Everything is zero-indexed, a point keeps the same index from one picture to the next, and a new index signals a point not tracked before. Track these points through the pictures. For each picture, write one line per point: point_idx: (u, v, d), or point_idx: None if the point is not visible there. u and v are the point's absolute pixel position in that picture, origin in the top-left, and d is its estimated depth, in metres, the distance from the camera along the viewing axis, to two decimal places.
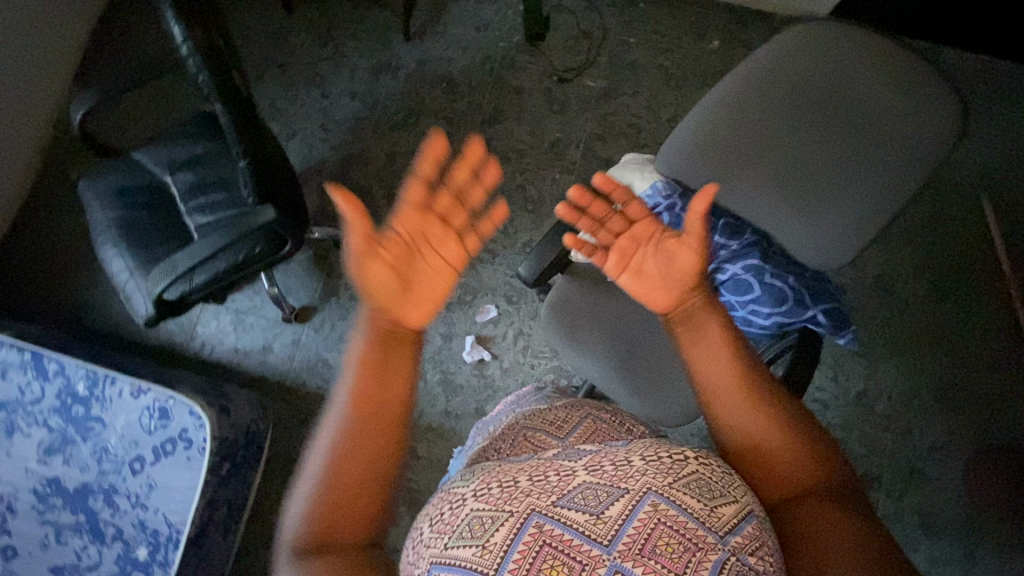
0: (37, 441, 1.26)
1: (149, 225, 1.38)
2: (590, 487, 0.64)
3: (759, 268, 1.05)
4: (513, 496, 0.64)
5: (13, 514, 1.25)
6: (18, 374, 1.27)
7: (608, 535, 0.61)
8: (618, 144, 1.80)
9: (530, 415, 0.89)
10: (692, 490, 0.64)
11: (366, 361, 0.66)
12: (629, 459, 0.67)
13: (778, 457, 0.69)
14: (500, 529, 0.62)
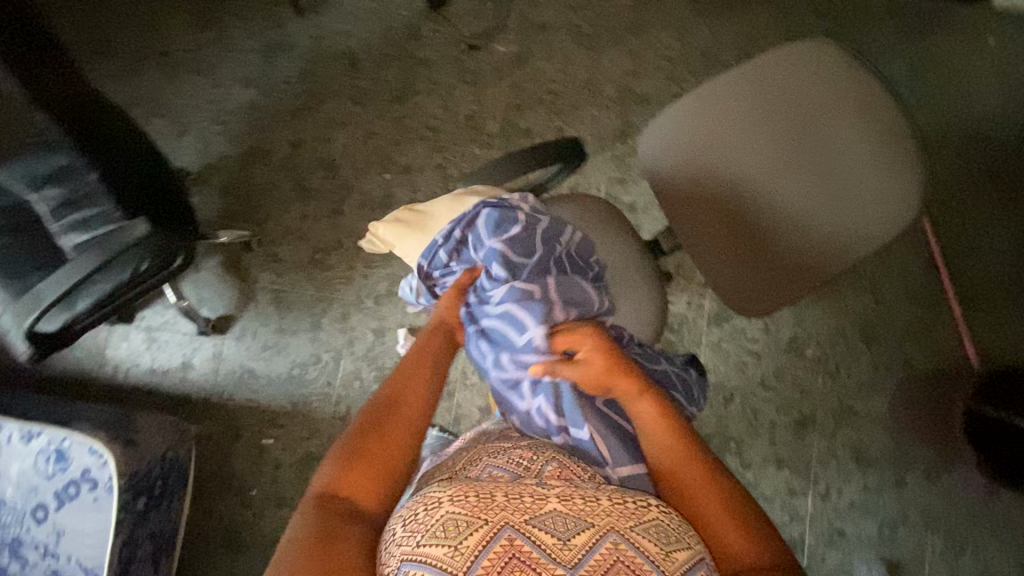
0: None
1: (17, 249, 1.24)
2: (559, 514, 0.72)
3: (534, 344, 0.92)
4: (490, 508, 0.72)
5: None
6: None
7: (573, 560, 0.68)
8: (536, 111, 1.72)
9: (503, 449, 0.89)
10: (650, 534, 0.72)
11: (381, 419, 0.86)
12: (597, 497, 0.76)
13: (712, 521, 0.78)
14: (474, 534, 0.69)
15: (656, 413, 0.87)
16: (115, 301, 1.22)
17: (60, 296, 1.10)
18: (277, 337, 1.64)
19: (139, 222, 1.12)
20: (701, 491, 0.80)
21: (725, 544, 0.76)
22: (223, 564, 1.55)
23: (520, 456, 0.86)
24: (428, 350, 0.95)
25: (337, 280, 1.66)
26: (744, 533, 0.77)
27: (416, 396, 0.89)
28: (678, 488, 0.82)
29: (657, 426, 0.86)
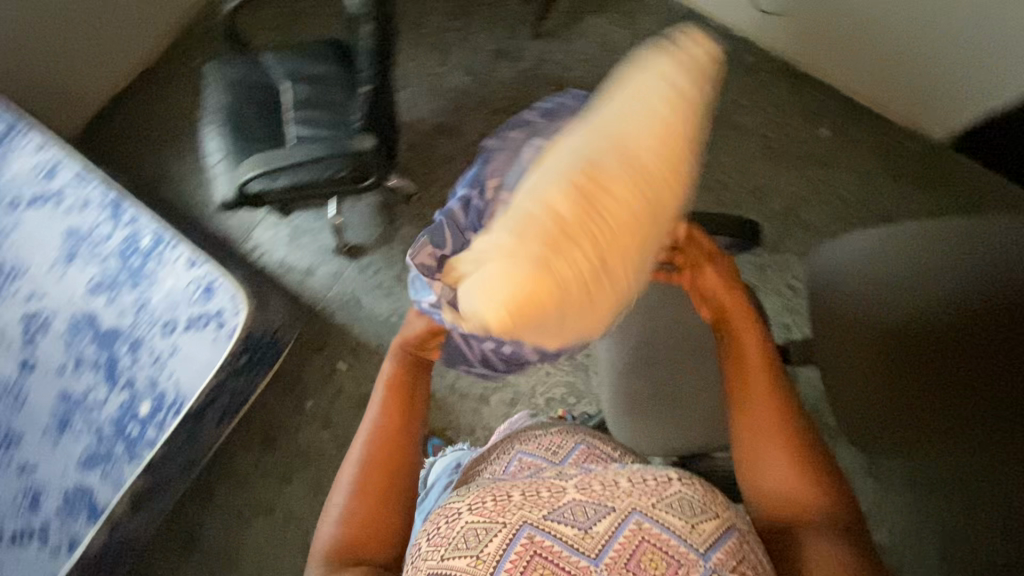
0: (89, 277, 1.33)
1: (255, 119, 1.48)
2: (580, 504, 0.81)
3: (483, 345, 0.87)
4: (508, 510, 0.81)
5: (46, 333, 1.31)
6: (96, 212, 1.38)
7: (596, 549, 0.76)
8: (700, 194, 1.81)
9: (526, 438, 1.05)
10: (674, 510, 0.80)
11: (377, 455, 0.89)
12: (617, 483, 0.84)
13: (777, 478, 0.84)
14: (492, 541, 0.78)
15: (756, 356, 0.88)
16: (307, 190, 1.41)
17: (280, 167, 1.31)
18: (392, 282, 1.78)
19: (363, 135, 1.29)
20: (776, 448, 0.84)
21: (796, 502, 0.82)
22: (255, 453, 1.66)
23: (545, 443, 1.03)
24: (395, 385, 0.93)
25: None
26: (816, 497, 0.82)
27: (392, 427, 0.90)
28: (751, 438, 0.86)
29: (749, 372, 0.88)
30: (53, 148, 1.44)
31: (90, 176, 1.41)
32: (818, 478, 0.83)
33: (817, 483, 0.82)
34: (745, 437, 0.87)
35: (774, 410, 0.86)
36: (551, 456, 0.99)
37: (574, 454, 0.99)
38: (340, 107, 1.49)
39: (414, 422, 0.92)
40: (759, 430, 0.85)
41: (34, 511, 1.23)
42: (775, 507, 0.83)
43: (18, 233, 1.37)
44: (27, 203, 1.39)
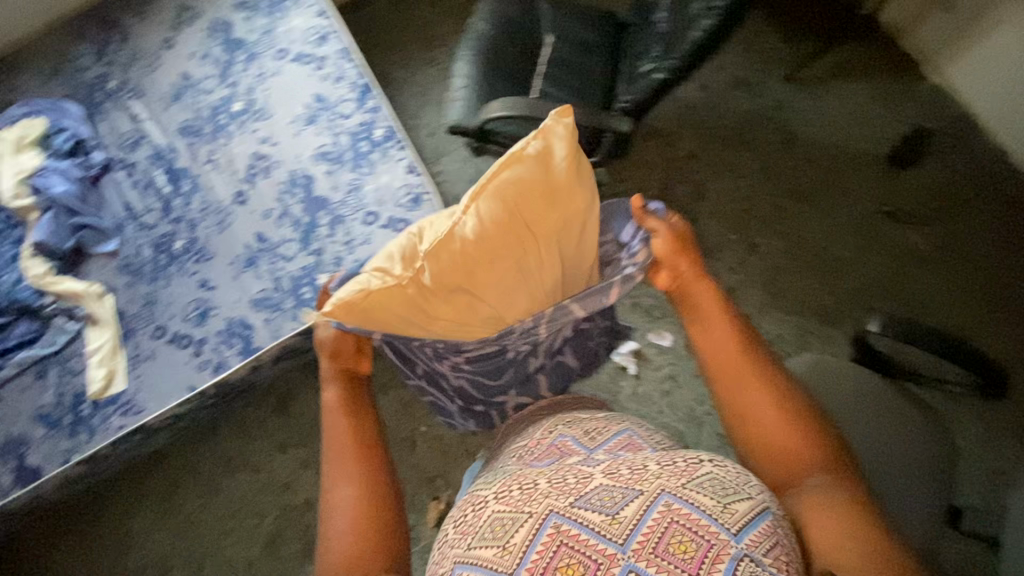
0: (319, 143, 1.42)
1: (510, 61, 1.50)
2: (603, 489, 0.71)
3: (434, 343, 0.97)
4: (533, 500, 0.72)
5: (265, 176, 1.41)
6: (346, 88, 1.46)
7: (622, 536, 0.65)
8: (892, 305, 1.66)
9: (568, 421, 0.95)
10: (705, 489, 0.68)
11: (350, 454, 0.84)
12: (645, 466, 0.74)
13: (789, 444, 0.76)
14: (520, 531, 0.69)
15: (712, 302, 0.87)
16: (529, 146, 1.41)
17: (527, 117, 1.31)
18: None
19: (625, 116, 1.19)
20: (774, 413, 0.78)
21: (789, 465, 0.75)
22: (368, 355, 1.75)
23: (586, 428, 0.91)
24: (338, 403, 0.89)
25: None
26: (823, 465, 0.74)
27: (347, 425, 0.87)
28: (747, 408, 0.80)
29: (744, 376, 0.82)
30: (330, 17, 1.52)
31: (353, 55, 1.48)
32: (813, 441, 0.76)
33: (818, 447, 0.76)
34: (735, 398, 0.81)
35: (769, 395, 0.79)
36: (587, 441, 0.88)
37: (613, 441, 0.87)
38: (593, 82, 1.49)
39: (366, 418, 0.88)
40: (759, 402, 0.79)
41: (198, 325, 1.33)
42: (777, 471, 0.76)
43: (275, 81, 1.48)
44: (292, 58, 1.49)
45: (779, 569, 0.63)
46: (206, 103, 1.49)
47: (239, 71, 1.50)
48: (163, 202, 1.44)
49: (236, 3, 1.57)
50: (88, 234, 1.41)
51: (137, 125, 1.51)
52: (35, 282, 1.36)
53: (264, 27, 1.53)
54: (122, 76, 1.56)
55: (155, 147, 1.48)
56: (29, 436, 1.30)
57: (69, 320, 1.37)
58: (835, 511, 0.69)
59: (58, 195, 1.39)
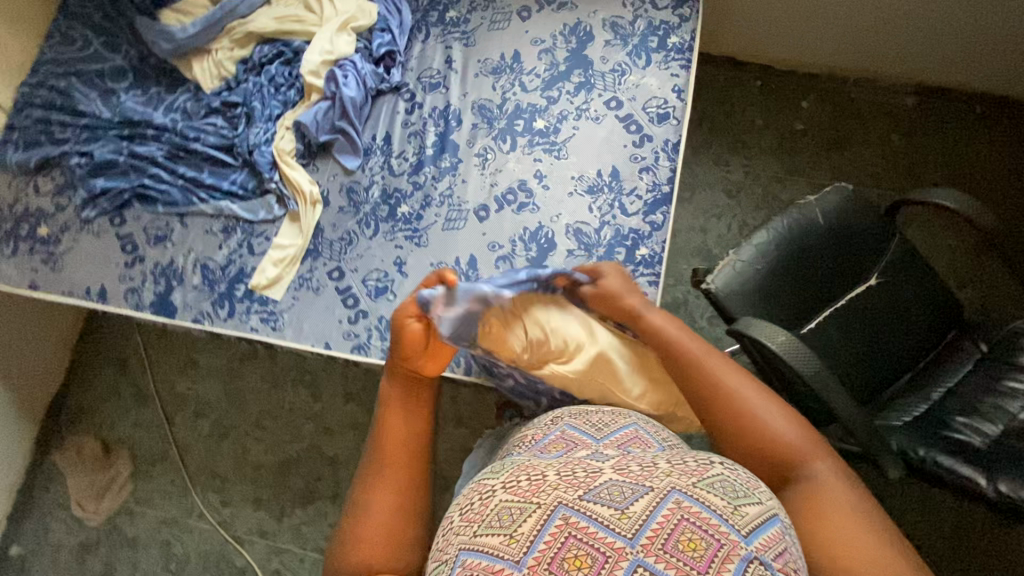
0: (584, 217, 1.29)
1: (814, 275, 1.27)
2: (614, 486, 0.68)
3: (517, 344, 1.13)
4: (542, 488, 0.68)
5: (516, 210, 1.31)
6: (645, 183, 1.30)
7: (631, 530, 0.62)
8: None
9: (575, 413, 0.93)
10: (714, 490, 0.67)
11: (394, 445, 0.96)
12: (654, 464, 0.72)
13: (781, 437, 0.85)
14: (528, 520, 0.65)
15: (672, 326, 1.02)
16: (768, 370, 1.19)
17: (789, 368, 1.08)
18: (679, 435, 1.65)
19: (899, 463, 1.01)
20: (757, 401, 0.89)
21: (796, 459, 0.83)
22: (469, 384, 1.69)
23: (591, 417, 0.93)
24: (388, 402, 1.01)
25: None
26: (818, 451, 0.84)
27: (403, 423, 0.99)
28: (726, 407, 0.90)
29: (704, 372, 0.95)
30: (684, 100, 1.34)
31: (676, 156, 1.32)
32: (794, 440, 0.85)
33: (805, 436, 0.85)
34: (716, 399, 0.91)
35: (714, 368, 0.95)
36: (594, 432, 0.88)
37: (619, 434, 0.88)
38: (883, 362, 1.23)
39: (418, 420, 1.00)
40: (734, 390, 0.91)
41: (370, 298, 1.29)
42: (767, 460, 0.84)
43: (589, 126, 1.34)
44: (620, 114, 1.34)
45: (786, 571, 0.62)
46: (515, 98, 1.38)
47: (565, 91, 1.37)
48: (417, 160, 1.38)
49: (609, 20, 1.41)
50: (341, 141, 1.38)
51: (445, 69, 1.43)
52: (277, 154, 1.37)
53: (618, 64, 1.37)
54: (464, 13, 1.47)
55: (445, 102, 1.40)
56: (185, 276, 1.34)
57: (278, 204, 1.37)
58: (837, 496, 0.77)
59: (343, 96, 1.36)
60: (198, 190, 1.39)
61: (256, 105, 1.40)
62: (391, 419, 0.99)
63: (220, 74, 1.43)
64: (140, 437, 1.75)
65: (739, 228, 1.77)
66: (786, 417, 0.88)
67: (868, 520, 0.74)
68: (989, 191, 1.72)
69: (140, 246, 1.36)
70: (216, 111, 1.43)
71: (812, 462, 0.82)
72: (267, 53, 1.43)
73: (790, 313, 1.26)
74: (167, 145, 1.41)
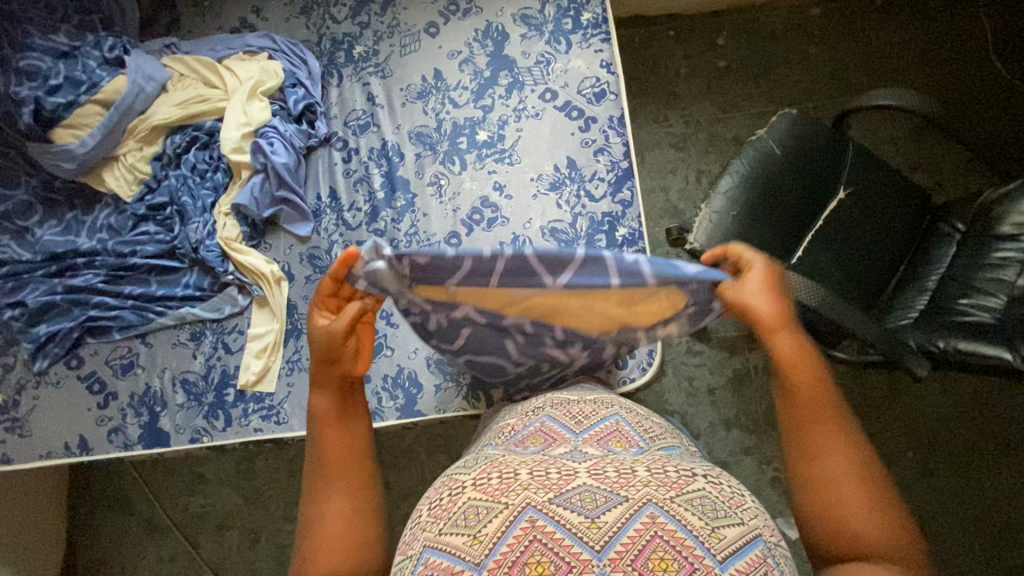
0: (555, 215, 1.27)
1: (787, 204, 1.28)
2: (587, 491, 0.67)
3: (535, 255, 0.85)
4: (512, 490, 0.68)
5: (485, 228, 1.27)
6: (604, 164, 1.29)
7: (600, 542, 0.62)
8: None
9: (558, 403, 0.91)
10: (691, 508, 0.67)
11: (342, 448, 0.83)
12: (633, 471, 0.71)
13: (864, 520, 0.69)
14: (495, 521, 0.66)
15: (803, 353, 0.80)
16: None
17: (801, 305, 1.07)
18: (703, 392, 1.66)
19: (924, 358, 1.04)
20: (857, 476, 0.72)
21: (862, 540, 0.69)
22: None
23: (575, 409, 0.88)
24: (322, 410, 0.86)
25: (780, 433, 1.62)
26: (893, 542, 0.68)
27: (346, 428, 0.85)
28: (820, 464, 0.74)
29: (812, 421, 0.76)
30: (615, 72, 1.33)
31: (625, 130, 1.31)
32: (877, 525, 0.69)
33: (890, 527, 0.69)
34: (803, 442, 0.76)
35: (823, 422, 0.76)
36: (574, 424, 0.84)
37: (600, 426, 0.84)
38: (872, 269, 1.26)
39: (359, 421, 0.87)
40: (840, 463, 0.73)
41: None
42: (828, 529, 0.71)
43: (532, 124, 1.32)
44: (558, 104, 1.32)
45: None
46: (451, 117, 1.34)
47: (497, 95, 1.34)
48: (371, 207, 1.32)
49: (518, 13, 1.39)
50: (286, 210, 1.31)
51: (371, 107, 1.38)
52: (224, 244, 1.29)
53: (540, 55, 1.35)
54: (371, 45, 1.42)
55: (381, 141, 1.35)
56: (167, 398, 1.25)
57: (241, 293, 1.29)
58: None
59: (275, 164, 1.28)
60: (152, 305, 1.29)
61: (187, 199, 1.31)
62: (325, 429, 0.84)
63: (137, 178, 1.34)
64: (168, 569, 1.64)
65: (697, 177, 1.79)
66: (885, 507, 0.70)
67: None
68: (912, 73, 1.79)
69: (108, 382, 1.26)
70: (145, 217, 1.33)
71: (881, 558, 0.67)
72: (179, 143, 1.34)
73: (777, 248, 1.27)
74: (104, 268, 1.30)
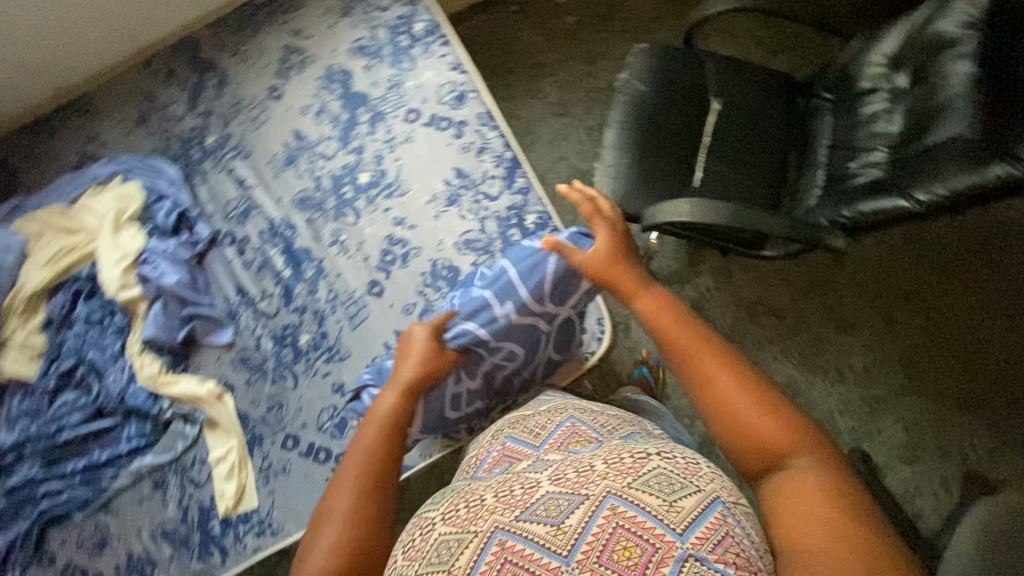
0: (464, 228, 1.26)
1: (674, 133, 1.31)
2: (552, 498, 0.63)
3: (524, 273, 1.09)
4: (478, 517, 0.64)
5: (401, 266, 1.25)
6: (490, 162, 1.28)
7: (567, 547, 0.59)
8: None
9: (514, 422, 0.91)
10: (650, 488, 0.62)
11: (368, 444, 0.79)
12: (591, 466, 0.67)
13: (761, 423, 0.69)
14: (464, 552, 0.61)
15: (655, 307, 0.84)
16: (698, 234, 1.21)
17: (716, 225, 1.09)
18: None
19: (839, 231, 1.07)
20: (741, 383, 0.72)
21: (772, 446, 0.68)
22: None
23: (528, 425, 0.88)
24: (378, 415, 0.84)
25: (750, 339, 1.68)
26: (794, 437, 0.68)
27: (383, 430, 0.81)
28: (706, 391, 0.73)
29: (687, 342, 0.78)
30: (467, 70, 1.32)
31: (496, 122, 1.30)
32: (784, 427, 0.68)
33: (788, 421, 0.69)
34: (686, 359, 0.77)
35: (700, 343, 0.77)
36: (532, 438, 0.84)
37: (556, 434, 0.83)
38: (768, 163, 1.30)
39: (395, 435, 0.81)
40: (722, 376, 0.73)
41: (337, 438, 1.20)
42: (745, 448, 0.70)
43: (407, 149, 1.30)
44: (424, 121, 1.31)
45: (728, 566, 0.57)
46: (326, 172, 1.30)
47: (364, 134, 1.31)
48: (283, 288, 1.28)
49: (353, 47, 1.35)
50: (201, 324, 1.25)
51: (244, 192, 1.33)
52: (150, 383, 1.22)
53: (389, 80, 1.33)
54: (222, 130, 1.36)
55: (268, 220, 1.30)
56: (154, 555, 1.19)
57: (189, 422, 1.23)
58: (820, 497, 0.63)
59: (169, 285, 1.22)
60: (103, 471, 1.22)
61: (95, 354, 1.24)
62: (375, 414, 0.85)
63: (36, 352, 1.25)
64: None
65: (589, 134, 1.81)
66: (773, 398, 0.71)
67: (838, 506, 0.61)
68: None
69: (87, 565, 1.19)
70: (60, 388, 1.25)
71: (788, 454, 0.67)
72: (64, 300, 1.26)
73: (677, 178, 1.29)
74: (36, 455, 1.22)
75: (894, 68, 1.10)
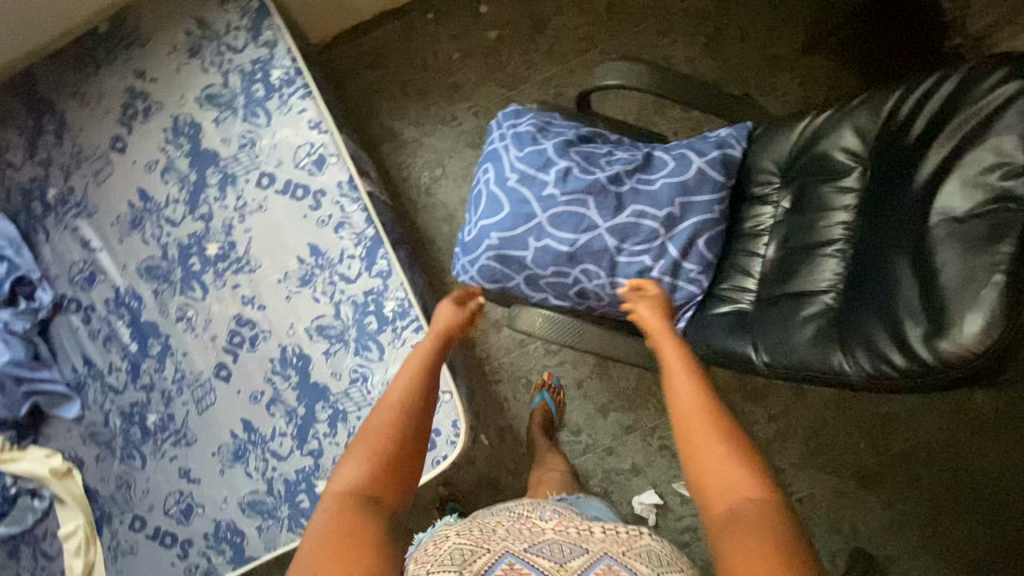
0: (317, 312, 1.17)
1: None
2: (559, 544, 0.68)
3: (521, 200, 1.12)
4: (492, 539, 0.69)
5: (249, 349, 1.18)
6: (348, 239, 1.17)
7: None
8: (938, 475, 1.54)
9: (497, 506, 0.92)
10: (643, 557, 0.67)
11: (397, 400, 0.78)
12: (590, 529, 0.73)
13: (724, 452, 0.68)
14: (478, 558, 0.65)
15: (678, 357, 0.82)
16: None
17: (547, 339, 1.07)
18: (571, 387, 1.63)
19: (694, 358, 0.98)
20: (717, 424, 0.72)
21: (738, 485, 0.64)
22: None
23: (520, 506, 0.89)
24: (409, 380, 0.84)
25: (653, 402, 1.61)
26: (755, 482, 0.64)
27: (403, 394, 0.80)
28: (688, 439, 0.72)
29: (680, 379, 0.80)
30: (328, 130, 1.19)
31: (357, 192, 1.18)
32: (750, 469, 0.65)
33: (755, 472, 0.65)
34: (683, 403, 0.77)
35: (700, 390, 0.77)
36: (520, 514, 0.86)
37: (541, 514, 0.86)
38: None
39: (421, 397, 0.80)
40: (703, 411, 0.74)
41: (182, 523, 1.18)
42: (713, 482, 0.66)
43: (258, 219, 1.19)
44: (278, 187, 1.19)
45: None
46: (172, 239, 1.20)
47: (213, 199, 1.20)
48: (130, 362, 1.21)
49: (203, 96, 1.21)
50: (45, 399, 1.20)
51: (88, 254, 1.23)
52: None
53: (241, 138, 1.20)
54: (63, 183, 1.23)
55: (113, 289, 1.22)
56: None
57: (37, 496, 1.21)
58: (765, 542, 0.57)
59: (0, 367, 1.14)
60: None
61: None
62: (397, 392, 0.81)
63: None
64: None
65: None
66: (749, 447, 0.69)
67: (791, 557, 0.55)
68: None
69: None
70: None
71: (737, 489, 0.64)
72: None
73: None
74: None
75: (782, 180, 0.97)
